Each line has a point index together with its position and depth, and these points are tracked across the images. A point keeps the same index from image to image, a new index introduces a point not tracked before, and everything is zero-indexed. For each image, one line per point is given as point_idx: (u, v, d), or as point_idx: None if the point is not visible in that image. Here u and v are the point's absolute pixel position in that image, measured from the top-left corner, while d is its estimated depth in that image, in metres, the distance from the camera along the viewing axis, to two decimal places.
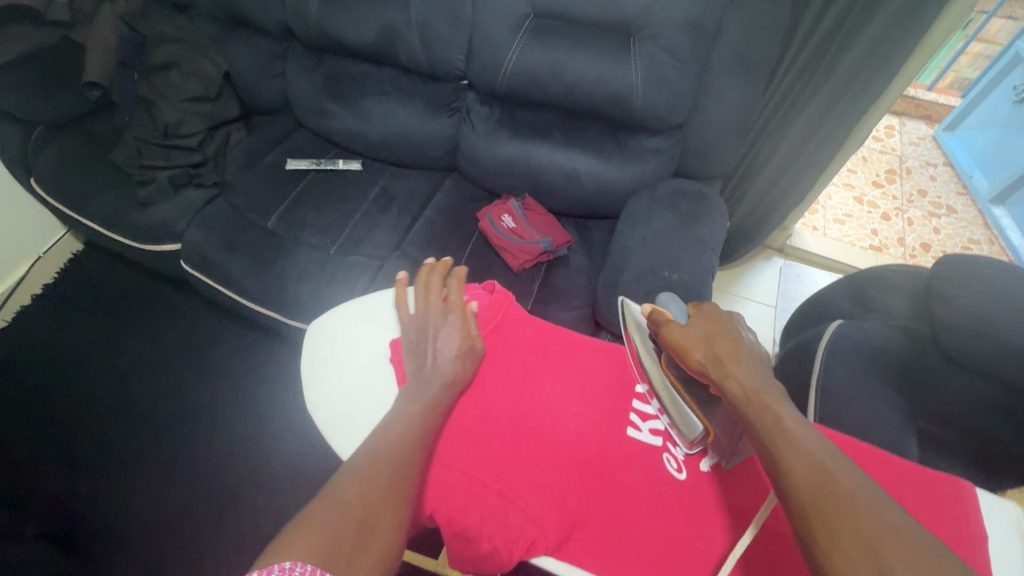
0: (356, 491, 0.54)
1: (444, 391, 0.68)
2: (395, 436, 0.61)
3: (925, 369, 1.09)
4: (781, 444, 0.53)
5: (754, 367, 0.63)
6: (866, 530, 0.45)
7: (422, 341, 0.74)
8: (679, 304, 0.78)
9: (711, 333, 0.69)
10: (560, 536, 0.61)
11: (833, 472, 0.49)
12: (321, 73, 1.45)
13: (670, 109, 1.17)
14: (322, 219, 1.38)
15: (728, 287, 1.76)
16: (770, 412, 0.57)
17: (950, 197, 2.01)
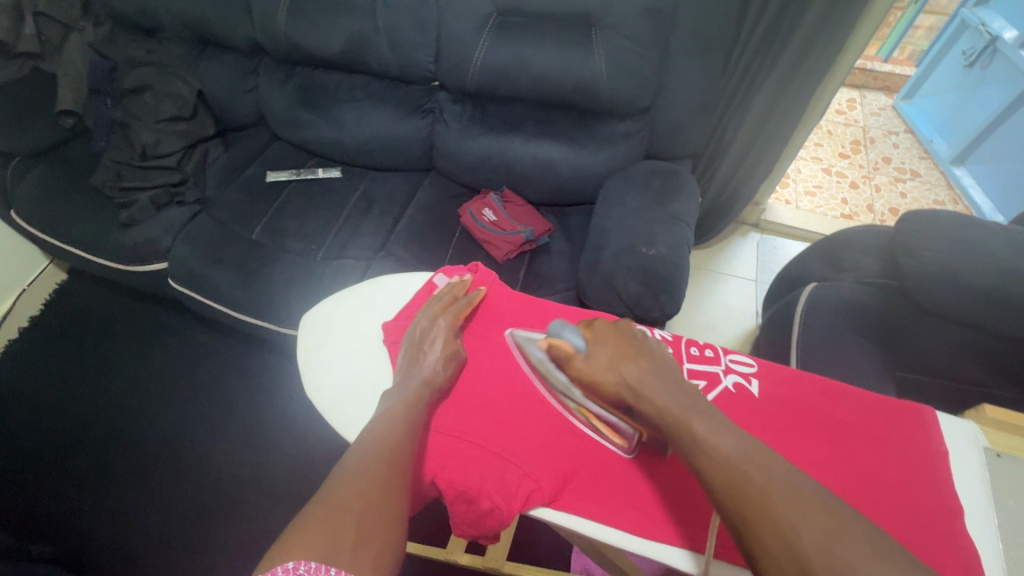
0: (352, 491, 0.54)
1: (422, 386, 0.67)
2: (380, 432, 0.62)
3: (897, 320, 1.14)
4: (696, 454, 0.52)
5: (664, 380, 0.60)
6: (778, 524, 0.44)
7: (417, 345, 0.73)
8: (571, 328, 0.70)
9: (616, 353, 0.65)
10: (554, 488, 0.64)
11: (745, 468, 0.49)
12: (294, 85, 1.47)
13: (635, 93, 1.22)
14: (306, 226, 1.40)
15: (708, 265, 1.81)
16: (684, 427, 0.54)
17: (914, 162, 2.08)
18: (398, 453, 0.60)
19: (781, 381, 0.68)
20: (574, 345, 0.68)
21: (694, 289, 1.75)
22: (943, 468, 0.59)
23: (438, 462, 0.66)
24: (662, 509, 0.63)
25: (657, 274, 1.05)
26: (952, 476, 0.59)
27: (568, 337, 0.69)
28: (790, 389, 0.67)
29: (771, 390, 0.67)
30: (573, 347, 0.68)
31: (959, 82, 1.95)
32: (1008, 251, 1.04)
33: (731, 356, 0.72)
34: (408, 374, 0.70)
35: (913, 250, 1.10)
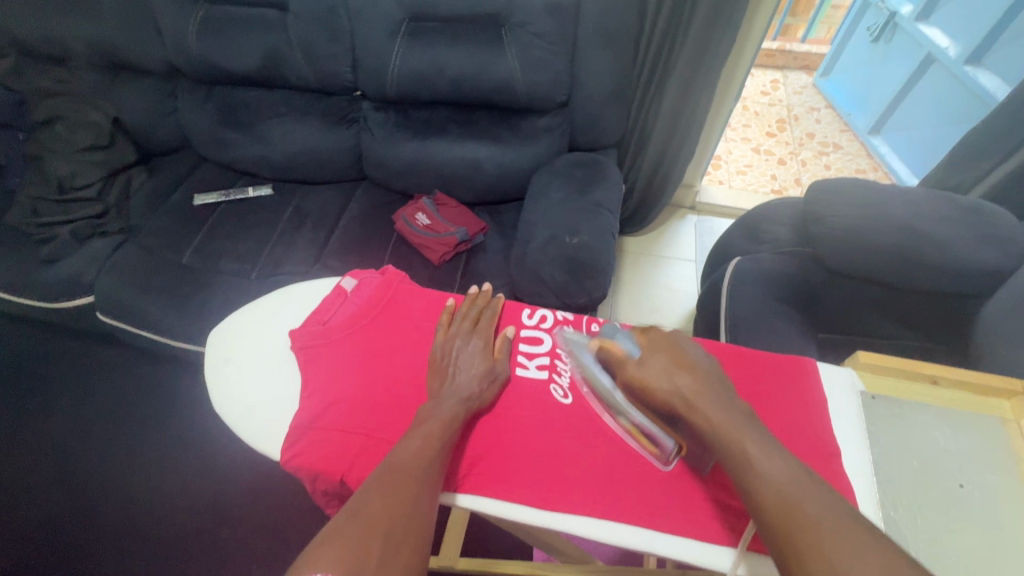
0: (375, 512, 0.51)
1: (460, 407, 0.59)
2: (412, 446, 0.56)
3: (815, 285, 1.20)
4: (749, 480, 0.54)
5: (717, 394, 0.61)
6: (827, 557, 0.47)
7: (443, 358, 0.64)
8: (624, 332, 0.71)
9: (671, 362, 0.65)
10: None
11: (796, 501, 0.51)
12: (214, 104, 1.44)
13: (551, 89, 1.25)
14: (238, 246, 1.38)
15: (650, 250, 1.86)
16: (738, 448, 0.56)
17: (835, 135, 2.18)
18: (434, 468, 0.55)
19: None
20: (627, 350, 0.68)
21: (638, 275, 1.80)
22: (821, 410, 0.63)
23: (349, 460, 0.58)
24: (564, 482, 0.65)
25: (581, 261, 1.08)
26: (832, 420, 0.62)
27: (621, 341, 0.69)
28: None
29: None
30: (626, 351, 0.68)
31: (868, 57, 2.06)
32: (901, 212, 1.12)
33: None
34: (436, 394, 0.62)
35: (821, 217, 1.16)
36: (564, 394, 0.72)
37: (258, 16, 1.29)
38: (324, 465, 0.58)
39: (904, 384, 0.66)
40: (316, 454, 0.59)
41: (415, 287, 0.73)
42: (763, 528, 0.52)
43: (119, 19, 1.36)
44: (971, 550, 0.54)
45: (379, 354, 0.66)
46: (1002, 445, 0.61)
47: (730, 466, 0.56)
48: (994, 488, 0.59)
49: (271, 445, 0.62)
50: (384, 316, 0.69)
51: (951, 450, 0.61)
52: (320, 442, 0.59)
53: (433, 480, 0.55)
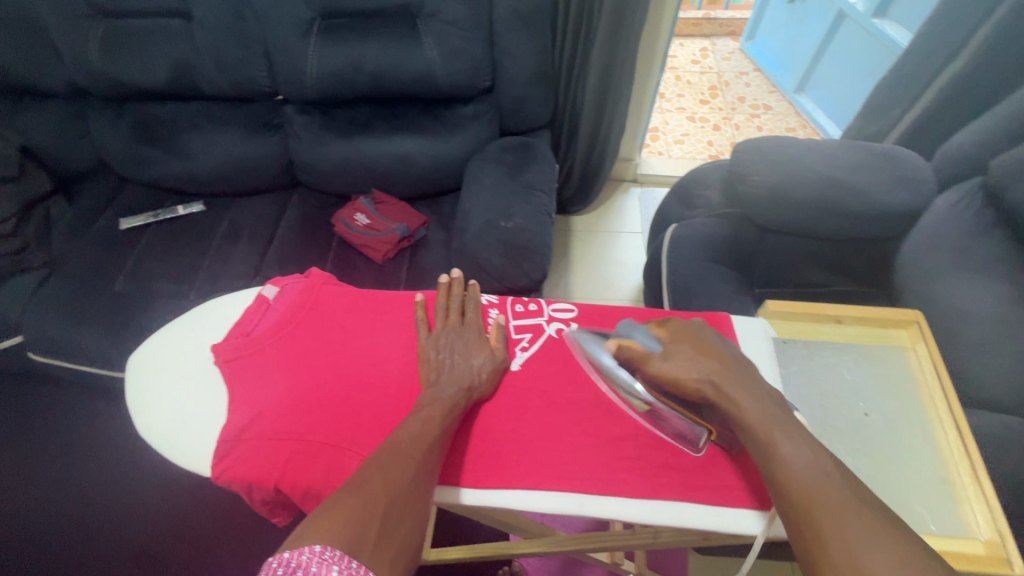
0: (377, 483, 0.51)
1: (462, 395, 0.62)
2: (414, 426, 0.58)
3: (746, 242, 1.25)
4: (779, 471, 0.53)
5: (750, 386, 0.59)
6: (854, 545, 0.46)
7: (435, 349, 0.66)
8: (641, 328, 0.67)
9: (697, 352, 0.62)
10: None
11: (826, 487, 0.50)
12: (128, 122, 1.39)
13: (473, 76, 1.25)
14: (174, 267, 1.34)
15: (598, 226, 1.88)
16: (766, 438, 0.55)
17: (765, 97, 2.25)
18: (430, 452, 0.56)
19: (597, 320, 0.75)
20: (647, 345, 0.65)
21: (588, 252, 1.82)
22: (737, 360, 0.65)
23: (280, 467, 0.59)
24: (505, 462, 0.64)
25: (518, 244, 1.09)
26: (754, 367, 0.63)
27: (640, 337, 0.66)
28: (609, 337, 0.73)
29: (588, 326, 0.74)
30: (646, 347, 0.65)
31: (787, 18, 2.13)
32: (819, 163, 1.17)
33: (552, 305, 0.77)
34: (432, 382, 0.63)
35: (745, 176, 1.20)
36: None
37: (161, 26, 1.24)
38: (254, 475, 0.59)
39: (812, 326, 0.70)
40: (247, 466, 0.59)
41: (337, 290, 0.73)
42: (783, 506, 0.52)
43: (13, 41, 1.29)
44: (880, 476, 0.59)
45: (305, 360, 0.66)
46: (902, 374, 0.66)
47: (756, 450, 0.55)
48: (896, 413, 0.64)
49: (200, 461, 0.61)
50: (306, 323, 0.69)
51: (857, 383, 0.65)
52: (249, 453, 0.60)
53: (435, 460, 0.57)
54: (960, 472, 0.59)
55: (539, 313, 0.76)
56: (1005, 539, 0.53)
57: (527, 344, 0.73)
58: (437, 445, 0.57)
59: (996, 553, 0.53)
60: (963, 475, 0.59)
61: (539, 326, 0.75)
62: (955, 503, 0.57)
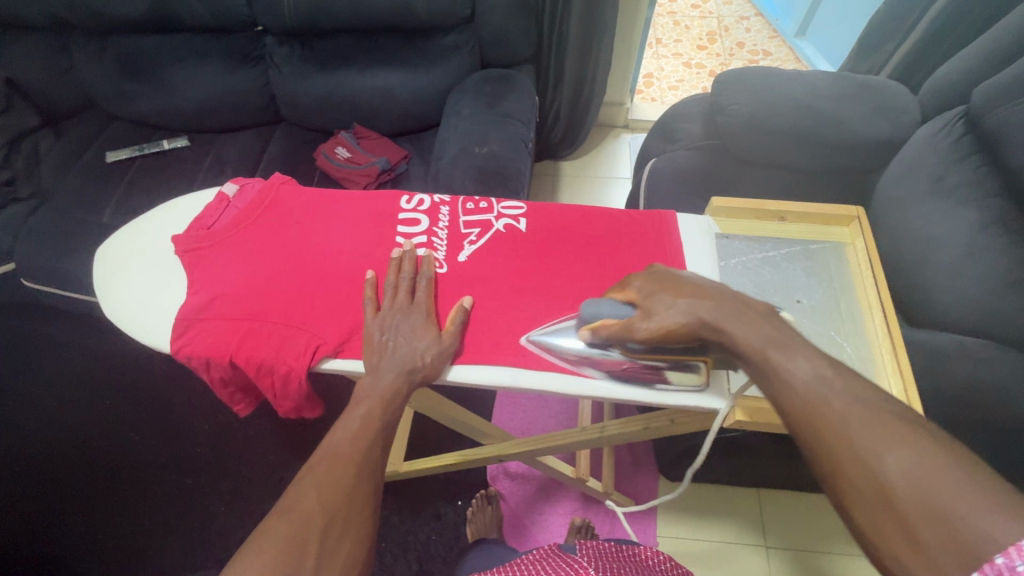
0: (312, 500, 0.50)
1: (403, 380, 0.60)
2: (350, 427, 0.57)
3: (724, 173, 1.24)
4: (779, 387, 0.50)
5: (742, 318, 0.54)
6: (858, 451, 0.45)
7: (379, 332, 0.62)
8: (605, 300, 0.61)
9: (671, 293, 0.58)
10: (339, 340, 0.63)
11: (825, 397, 0.48)
12: (110, 55, 1.38)
13: (451, 4, 1.23)
14: (161, 199, 1.37)
15: (587, 171, 1.87)
16: (760, 354, 0.52)
17: (765, 42, 2.18)
18: (372, 457, 0.56)
19: (543, 217, 0.75)
20: (621, 314, 0.59)
21: (577, 197, 1.82)
22: (679, 258, 0.69)
23: (235, 343, 0.62)
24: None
25: (491, 170, 1.10)
26: (685, 258, 0.69)
27: (608, 310, 0.60)
28: (554, 231, 0.73)
29: (535, 223, 0.74)
30: (620, 316, 0.59)
31: None
32: (799, 92, 1.16)
33: (503, 204, 0.77)
34: (373, 368, 0.61)
35: (724, 106, 1.19)
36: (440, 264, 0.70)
37: None
38: (211, 350, 0.62)
39: (754, 223, 0.73)
40: (205, 342, 0.63)
41: (295, 190, 0.75)
42: (783, 418, 0.50)
43: None
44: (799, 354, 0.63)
45: (262, 250, 0.69)
46: (839, 267, 0.69)
47: (755, 371, 0.53)
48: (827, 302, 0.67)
49: (160, 338, 0.65)
50: (263, 218, 0.72)
51: (791, 275, 0.69)
52: (208, 330, 0.64)
53: (378, 452, 0.57)
54: (882, 352, 0.62)
55: (489, 211, 0.76)
56: (912, 409, 0.56)
57: (475, 238, 0.73)
58: (382, 437, 0.58)
59: None
60: (884, 355, 0.61)
61: (487, 223, 0.74)
62: (873, 381, 0.60)
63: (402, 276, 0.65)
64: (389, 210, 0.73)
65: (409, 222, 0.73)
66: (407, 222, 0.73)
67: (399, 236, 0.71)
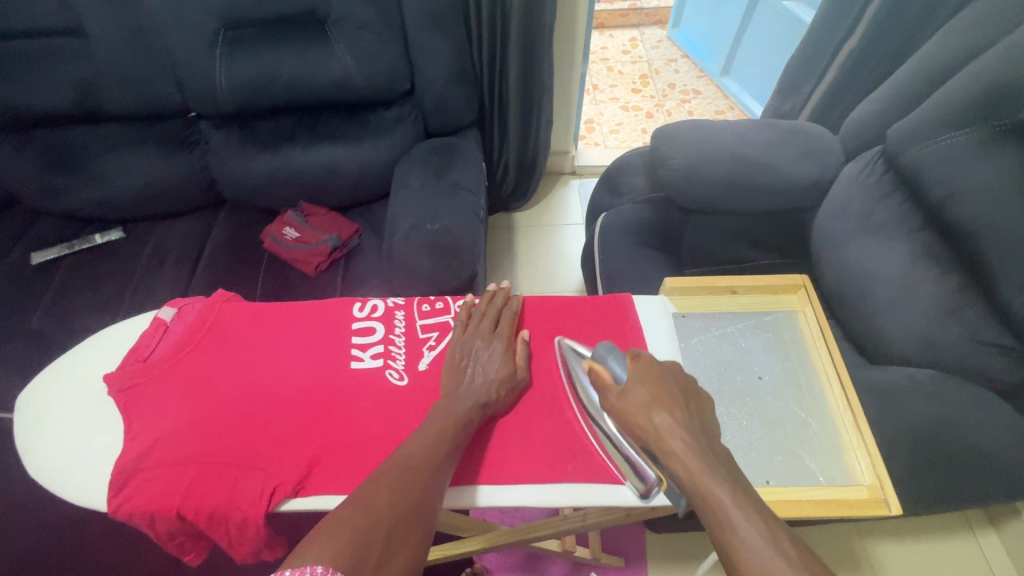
0: (385, 501, 0.52)
1: (476, 411, 0.63)
2: (428, 439, 0.59)
3: (672, 224, 1.28)
4: (732, 548, 0.49)
5: (699, 442, 0.56)
6: None
7: (464, 358, 0.68)
8: (617, 356, 0.66)
9: (653, 394, 0.60)
10: (298, 477, 0.59)
11: (783, 573, 0.46)
12: (32, 150, 1.31)
13: (390, 79, 1.24)
14: (95, 298, 1.28)
15: (541, 221, 1.89)
16: (715, 505, 0.51)
17: (694, 82, 2.31)
18: (440, 472, 0.57)
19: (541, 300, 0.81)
20: (615, 375, 0.64)
21: (533, 247, 1.83)
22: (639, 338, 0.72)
23: (182, 492, 0.57)
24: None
25: (445, 245, 1.09)
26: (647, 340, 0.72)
27: (611, 365, 0.65)
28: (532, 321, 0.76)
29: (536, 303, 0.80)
30: (613, 376, 0.64)
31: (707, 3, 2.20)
32: (730, 142, 1.22)
33: (458, 301, 0.77)
34: (454, 392, 0.65)
35: (665, 161, 1.23)
36: (400, 375, 0.68)
37: (57, 47, 1.18)
38: (156, 503, 0.57)
39: (710, 299, 0.78)
40: (147, 495, 0.57)
41: (238, 306, 0.72)
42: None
43: None
44: (770, 431, 0.69)
45: (207, 378, 0.65)
46: (794, 337, 0.76)
47: (705, 520, 0.52)
48: (785, 375, 0.73)
49: (95, 495, 0.59)
50: (205, 342, 0.67)
51: (750, 350, 0.75)
52: (149, 482, 0.58)
53: (444, 475, 0.58)
54: (845, 423, 0.67)
55: (446, 310, 0.76)
56: (882, 483, 0.62)
57: (434, 342, 0.72)
58: (450, 461, 0.59)
59: (875, 495, 0.62)
60: (847, 427, 0.67)
61: (445, 324, 0.74)
62: (843, 454, 0.66)
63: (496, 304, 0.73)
64: (343, 319, 0.71)
65: (365, 330, 0.71)
66: (362, 331, 0.71)
67: (355, 347, 0.69)
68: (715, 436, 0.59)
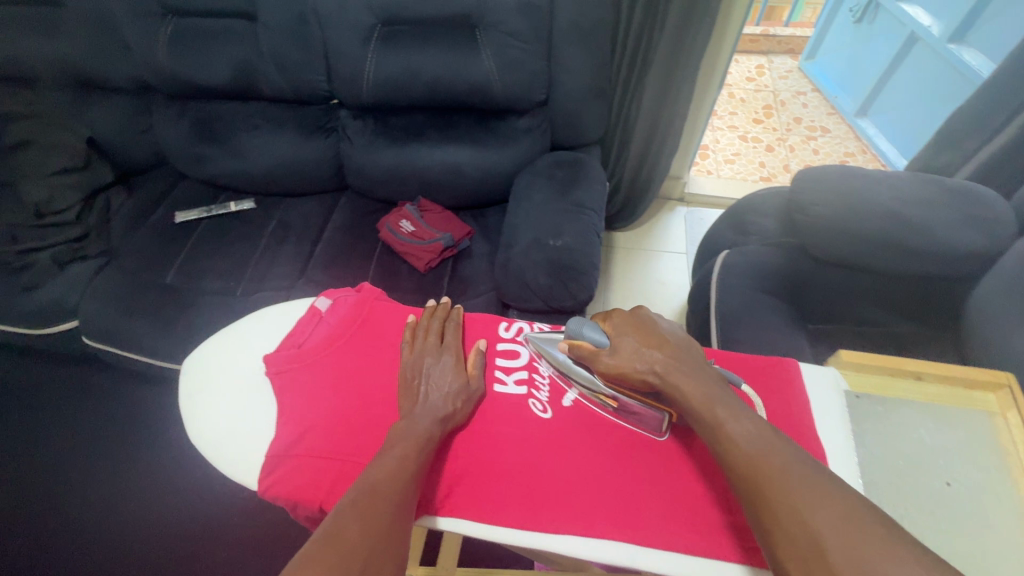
0: (355, 532, 0.51)
1: (436, 427, 0.60)
2: (389, 465, 0.56)
3: (803, 274, 1.20)
4: (724, 447, 0.54)
5: (695, 371, 0.61)
6: (802, 518, 0.47)
7: (413, 378, 0.65)
8: (590, 325, 0.68)
9: (640, 340, 0.64)
10: (439, 496, 0.62)
11: (767, 456, 0.52)
12: (190, 119, 1.42)
13: (527, 88, 1.24)
14: (224, 263, 1.37)
15: (641, 244, 1.84)
16: (712, 418, 0.56)
17: (823, 118, 2.17)
18: (407, 497, 0.55)
19: None
20: (596, 342, 0.66)
21: (630, 270, 1.78)
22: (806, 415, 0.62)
23: (327, 487, 0.58)
24: (543, 500, 0.61)
25: (565, 264, 1.07)
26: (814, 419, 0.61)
27: (589, 334, 0.67)
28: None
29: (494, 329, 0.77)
30: (594, 345, 0.66)
31: (852, 37, 2.06)
32: (884, 197, 1.10)
33: None
34: (408, 413, 0.62)
35: (806, 206, 1.15)
36: (543, 407, 0.67)
37: (228, 28, 1.27)
38: (301, 494, 0.58)
39: (886, 380, 0.69)
40: (293, 483, 0.59)
41: (386, 305, 0.74)
42: (731, 478, 0.53)
43: (87, 38, 1.32)
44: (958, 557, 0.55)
45: (351, 374, 0.66)
46: (990, 443, 0.64)
47: (705, 433, 0.56)
48: (978, 490, 0.60)
49: (248, 474, 0.61)
50: (356, 337, 0.69)
51: (936, 450, 0.62)
52: (296, 470, 0.59)
53: (411, 493, 0.56)
54: None
55: None
56: None
57: None
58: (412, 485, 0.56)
59: None
60: None
61: None
62: None
63: (439, 316, 0.71)
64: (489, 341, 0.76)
65: (508, 355, 0.75)
66: (505, 355, 0.75)
67: (499, 370, 0.73)
68: (706, 360, 0.64)
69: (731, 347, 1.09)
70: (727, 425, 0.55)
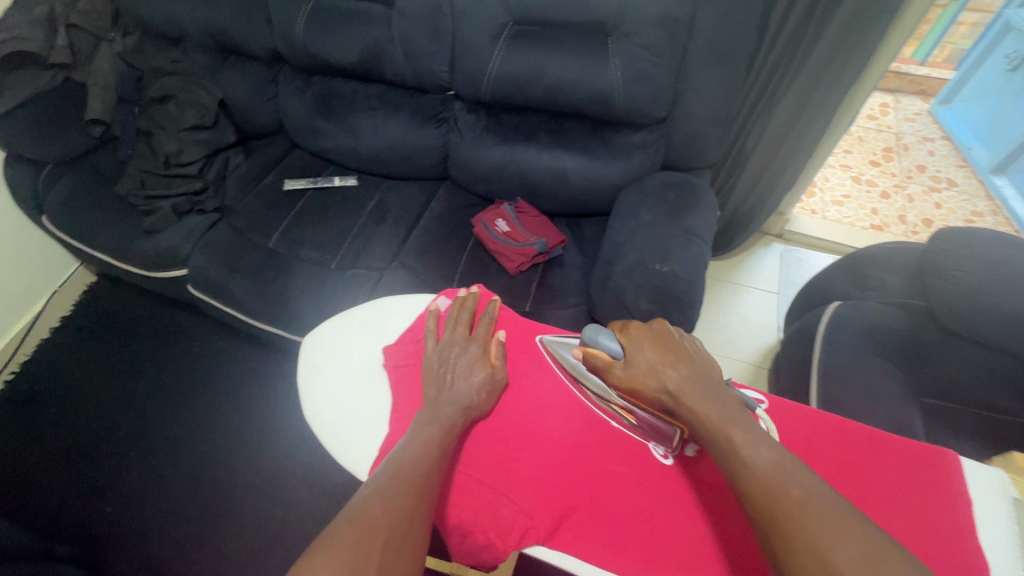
0: (376, 509, 0.52)
1: (459, 413, 0.66)
2: (416, 446, 0.61)
3: (924, 342, 1.10)
4: (737, 471, 0.53)
5: (710, 390, 0.61)
6: (821, 552, 0.44)
7: (443, 366, 0.72)
8: (606, 334, 0.71)
9: (657, 355, 0.66)
10: (549, 527, 0.62)
11: (783, 484, 0.50)
12: (313, 94, 1.48)
13: (651, 104, 1.19)
14: (323, 235, 1.41)
15: (728, 276, 1.76)
16: (726, 440, 0.55)
17: (951, 170, 1.99)
18: (428, 483, 0.57)
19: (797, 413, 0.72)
20: (611, 351, 0.69)
21: (714, 301, 1.70)
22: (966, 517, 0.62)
23: None
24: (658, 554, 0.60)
25: (668, 291, 1.02)
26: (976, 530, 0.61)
27: (604, 343, 0.70)
28: (834, 442, 0.68)
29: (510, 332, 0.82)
30: (610, 354, 0.69)
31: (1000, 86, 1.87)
32: None
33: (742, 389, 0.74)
34: (434, 399, 0.68)
35: (941, 269, 1.05)
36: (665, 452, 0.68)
37: (365, 12, 1.30)
38: None
39: None
40: None
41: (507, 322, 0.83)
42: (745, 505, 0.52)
43: (236, 7, 1.40)
44: None
45: None
46: None
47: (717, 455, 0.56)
48: None
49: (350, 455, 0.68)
50: None
51: None
52: None
53: (431, 480, 0.58)
54: None
55: None
56: None
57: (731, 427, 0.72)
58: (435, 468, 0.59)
59: None
60: None
61: None
62: None
63: (466, 308, 0.78)
64: None
65: None
66: None
67: None
68: (722, 381, 0.64)
69: (835, 409, 1.01)
70: (741, 449, 0.53)
